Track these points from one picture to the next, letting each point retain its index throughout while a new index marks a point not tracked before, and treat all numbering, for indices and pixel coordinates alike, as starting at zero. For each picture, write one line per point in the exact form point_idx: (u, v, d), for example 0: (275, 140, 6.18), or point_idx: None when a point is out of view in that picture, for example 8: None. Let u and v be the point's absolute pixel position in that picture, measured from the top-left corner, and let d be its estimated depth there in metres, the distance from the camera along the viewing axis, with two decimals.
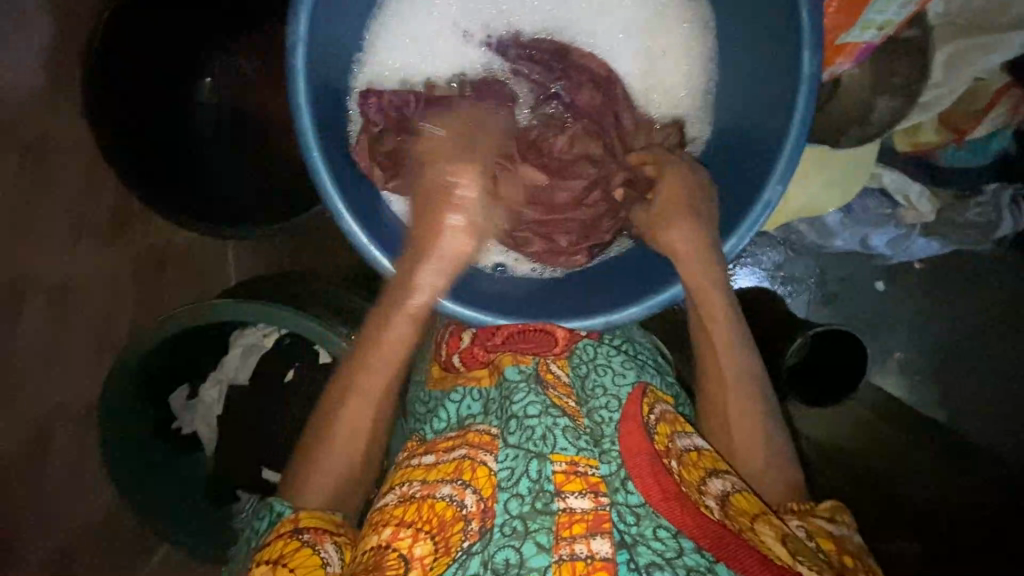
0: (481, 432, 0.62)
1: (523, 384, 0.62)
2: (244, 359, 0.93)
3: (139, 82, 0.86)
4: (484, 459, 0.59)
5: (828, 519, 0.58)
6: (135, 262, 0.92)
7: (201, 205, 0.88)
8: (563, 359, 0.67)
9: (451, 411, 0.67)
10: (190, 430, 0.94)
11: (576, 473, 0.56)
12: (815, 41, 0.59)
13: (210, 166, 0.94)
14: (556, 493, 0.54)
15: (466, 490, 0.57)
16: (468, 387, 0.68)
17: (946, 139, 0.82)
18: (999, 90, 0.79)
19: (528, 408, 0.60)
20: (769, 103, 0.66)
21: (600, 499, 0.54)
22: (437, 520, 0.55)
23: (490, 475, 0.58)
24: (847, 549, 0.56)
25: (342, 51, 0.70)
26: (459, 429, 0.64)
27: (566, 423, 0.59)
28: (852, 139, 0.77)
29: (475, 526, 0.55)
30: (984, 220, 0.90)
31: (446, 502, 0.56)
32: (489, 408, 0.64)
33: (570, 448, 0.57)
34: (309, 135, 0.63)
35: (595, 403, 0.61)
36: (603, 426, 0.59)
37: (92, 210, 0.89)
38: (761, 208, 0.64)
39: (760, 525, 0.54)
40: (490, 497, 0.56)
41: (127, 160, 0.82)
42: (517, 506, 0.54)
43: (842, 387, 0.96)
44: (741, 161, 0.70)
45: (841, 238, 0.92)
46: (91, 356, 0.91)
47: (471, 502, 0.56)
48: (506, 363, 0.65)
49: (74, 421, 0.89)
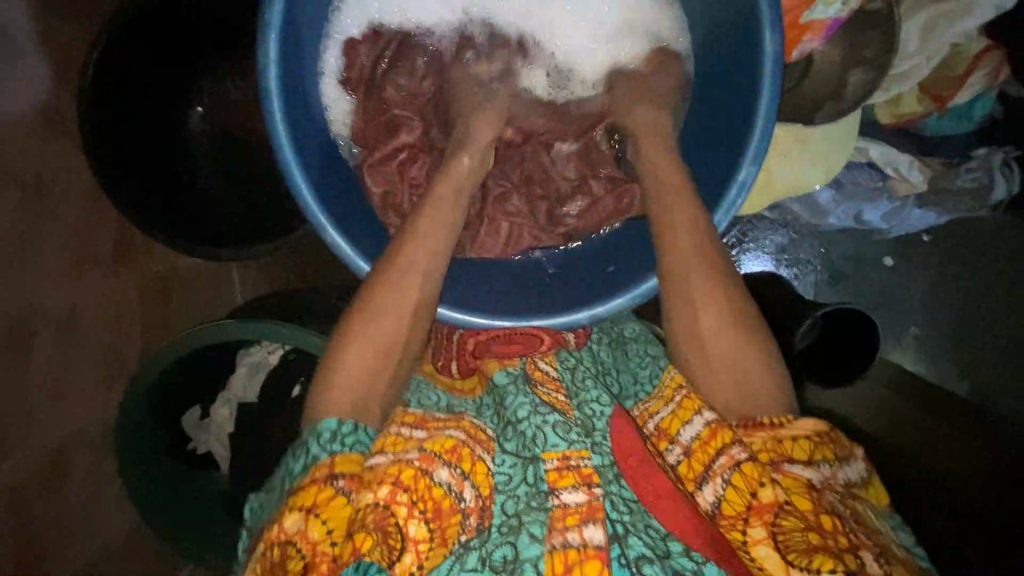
0: (476, 427, 0.64)
1: (512, 387, 0.64)
2: (251, 376, 0.95)
3: (138, 90, 0.88)
4: (481, 454, 0.61)
5: (807, 465, 0.56)
6: (140, 287, 0.97)
7: (203, 211, 0.95)
8: (551, 356, 0.69)
9: (436, 406, 0.67)
10: (206, 450, 0.96)
11: (569, 467, 0.56)
12: (774, 17, 0.60)
13: (210, 193, 0.97)
14: (550, 490, 0.56)
15: (465, 481, 0.59)
16: (461, 397, 0.69)
17: (929, 108, 0.81)
18: (980, 53, 0.78)
19: (518, 412, 0.61)
20: (733, 82, 0.67)
21: (594, 490, 0.55)
22: (433, 503, 0.56)
23: (486, 474, 0.60)
24: (824, 507, 0.53)
25: (307, 69, 0.71)
26: (450, 414, 0.65)
27: (557, 420, 0.59)
28: (827, 115, 0.76)
29: (472, 521, 0.58)
30: (978, 186, 0.85)
31: (444, 489, 0.57)
32: (482, 411, 0.66)
33: (562, 443, 0.58)
34: (289, 154, 0.65)
35: (587, 396, 0.63)
36: (595, 420, 0.61)
37: (96, 240, 0.92)
38: (737, 189, 0.65)
39: (752, 525, 0.53)
40: (488, 495, 0.59)
41: (136, 195, 0.87)
42: (513, 505, 0.57)
43: (860, 365, 0.95)
44: (729, 104, 0.68)
45: (835, 215, 0.91)
46: (105, 382, 0.94)
47: (469, 496, 0.58)
48: (493, 367, 0.67)
49: (92, 444, 0.92)
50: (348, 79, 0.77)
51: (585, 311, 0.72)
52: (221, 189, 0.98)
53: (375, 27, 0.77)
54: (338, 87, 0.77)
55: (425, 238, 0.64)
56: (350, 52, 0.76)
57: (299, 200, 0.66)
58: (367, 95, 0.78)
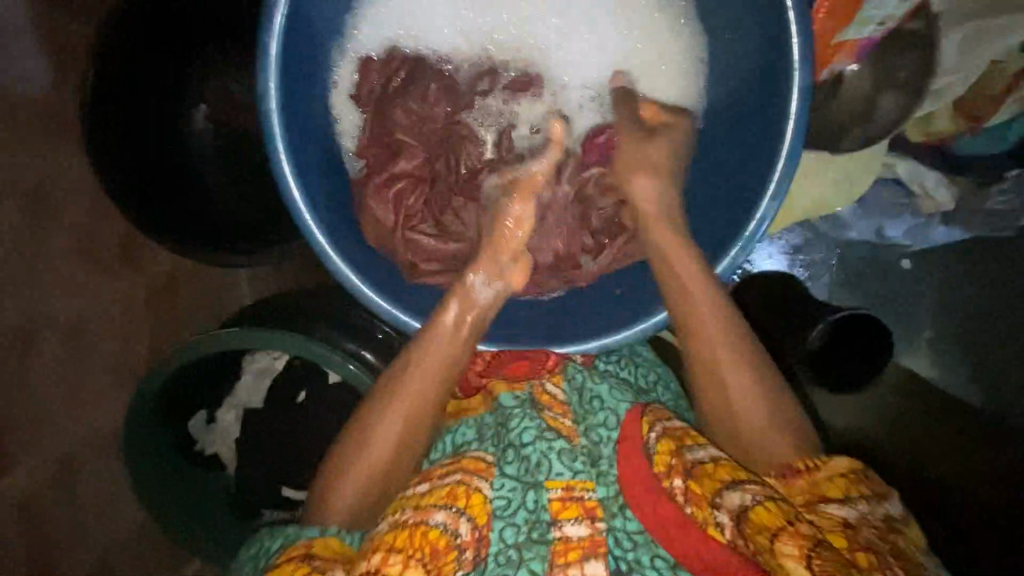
0: (476, 459, 0.63)
1: (518, 411, 0.65)
2: (258, 381, 0.95)
3: (140, 90, 0.86)
4: (479, 485, 0.60)
5: (842, 503, 0.52)
6: (149, 287, 0.97)
7: (207, 215, 0.94)
8: (558, 374, 0.69)
9: (447, 443, 0.69)
10: (212, 451, 0.96)
11: (572, 498, 0.58)
12: (807, 47, 0.59)
13: (211, 191, 0.95)
14: (552, 521, 0.57)
15: (461, 518, 0.57)
16: (468, 418, 0.70)
17: (961, 127, 0.76)
18: (1022, 71, 0.70)
19: (522, 436, 0.62)
20: (760, 106, 0.67)
21: (597, 525, 0.57)
22: (430, 547, 0.55)
23: (483, 502, 0.59)
24: (861, 544, 0.48)
25: (311, 80, 0.69)
26: (452, 457, 0.65)
27: (562, 447, 0.61)
28: (854, 139, 0.73)
29: (469, 556, 0.56)
30: (1007, 209, 0.82)
31: (439, 530, 0.55)
32: (484, 436, 0.66)
33: (566, 472, 0.59)
34: (291, 172, 0.63)
35: (593, 421, 0.64)
36: (600, 446, 0.62)
37: (102, 244, 0.91)
38: (759, 220, 0.64)
39: (782, 541, 0.48)
40: (484, 525, 0.57)
41: (130, 185, 0.85)
42: (512, 535, 0.57)
43: (869, 372, 0.91)
44: (754, 130, 0.67)
45: (855, 230, 0.89)
46: (114, 383, 0.94)
47: (465, 531, 0.56)
48: (500, 390, 0.68)
49: (102, 445, 0.93)
50: (354, 86, 0.74)
51: (594, 341, 0.70)
52: (220, 186, 0.96)
53: (389, 46, 0.75)
54: (343, 95, 0.74)
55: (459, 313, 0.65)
56: (361, 58, 0.74)
57: (300, 221, 0.64)
58: (376, 109, 0.75)
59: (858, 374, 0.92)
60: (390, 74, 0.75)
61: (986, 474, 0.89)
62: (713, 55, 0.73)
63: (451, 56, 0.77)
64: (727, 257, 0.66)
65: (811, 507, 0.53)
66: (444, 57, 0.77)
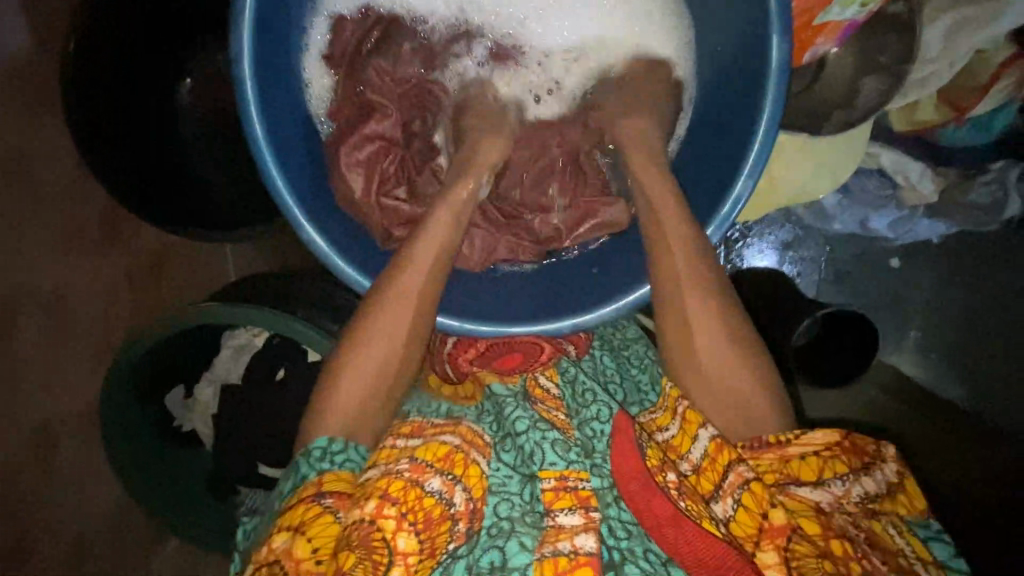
0: (473, 430, 0.64)
1: (511, 400, 0.66)
2: (236, 357, 0.95)
3: (123, 60, 0.84)
4: (475, 457, 0.62)
5: (814, 483, 0.59)
6: (128, 263, 0.95)
7: (190, 189, 0.93)
8: (551, 368, 0.70)
9: (440, 407, 0.67)
10: (191, 427, 0.97)
11: (566, 489, 0.59)
12: (785, 26, 0.60)
13: (207, 189, 0.94)
14: (546, 511, 0.59)
15: (455, 486, 0.60)
16: (461, 404, 0.68)
17: (946, 117, 0.76)
18: (1004, 61, 0.73)
19: (517, 425, 0.63)
20: (736, 86, 0.67)
21: (591, 514, 0.58)
22: (424, 513, 0.58)
23: (480, 478, 0.61)
24: (833, 527, 0.56)
25: (284, 44, 0.68)
26: (447, 419, 0.65)
27: (556, 438, 0.62)
28: (835, 124, 0.73)
29: (461, 527, 0.59)
30: (990, 201, 0.82)
31: (434, 498, 0.58)
32: (482, 417, 0.66)
33: (559, 463, 0.60)
34: (267, 142, 0.63)
35: (587, 415, 0.65)
36: (594, 441, 0.63)
37: (81, 215, 0.90)
38: (732, 202, 0.65)
39: (764, 548, 0.56)
40: (479, 498, 0.61)
41: (130, 185, 0.85)
42: (507, 509, 0.60)
43: (854, 368, 0.93)
44: (730, 109, 0.68)
45: (840, 222, 0.89)
46: (90, 361, 0.93)
47: (459, 501, 0.59)
48: (491, 379, 0.69)
49: (76, 420, 0.92)
50: (330, 48, 0.74)
51: (569, 319, 0.71)
52: (221, 186, 0.95)
53: (364, 4, 0.74)
54: (317, 57, 0.74)
55: (437, 241, 0.65)
56: (336, 19, 0.73)
57: (273, 189, 0.64)
58: (348, 70, 0.74)
59: (841, 367, 0.94)
60: (366, 40, 0.74)
61: (979, 476, 0.94)
62: (697, 46, 0.74)
63: (428, 14, 0.75)
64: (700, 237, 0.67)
65: (773, 485, 0.59)
66: (420, 16, 0.75)
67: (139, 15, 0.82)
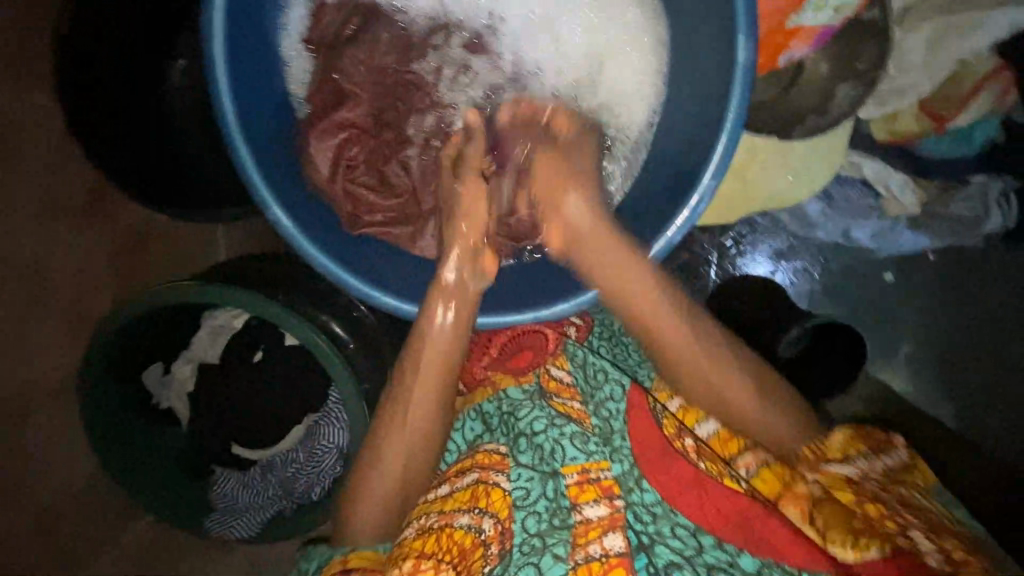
0: (490, 452, 0.66)
1: (528, 402, 0.67)
2: (213, 338, 0.96)
3: (116, 45, 0.86)
4: (496, 480, 0.64)
5: (845, 462, 0.63)
6: (115, 239, 0.98)
7: (182, 178, 0.93)
8: (561, 357, 0.72)
9: (458, 441, 0.73)
10: (168, 405, 0.98)
11: (589, 481, 0.60)
12: (750, 28, 0.60)
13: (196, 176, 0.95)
14: (572, 506, 0.59)
15: (483, 517, 0.62)
16: (471, 408, 0.74)
17: (926, 126, 0.77)
18: (985, 74, 0.74)
19: (534, 425, 0.64)
20: (705, 87, 0.67)
21: (616, 503, 0.59)
22: (457, 549, 0.61)
23: (504, 497, 0.62)
24: (867, 494, 0.60)
25: (260, 26, 0.69)
26: (470, 451, 0.69)
27: (574, 431, 0.62)
28: (806, 129, 0.75)
29: (494, 549, 0.60)
30: (970, 216, 0.82)
31: (464, 530, 0.61)
32: (493, 427, 0.69)
33: (580, 456, 0.61)
34: (235, 120, 0.64)
35: (602, 396, 0.65)
36: (611, 422, 0.63)
37: (68, 190, 0.91)
38: (696, 201, 0.64)
39: (786, 505, 0.60)
40: (506, 518, 0.61)
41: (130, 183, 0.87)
42: (534, 522, 0.59)
43: (841, 379, 0.94)
44: (696, 110, 0.68)
45: (822, 229, 0.88)
46: (70, 338, 0.94)
47: (488, 527, 0.61)
48: (509, 384, 0.71)
49: (52, 394, 0.92)
50: (305, 34, 0.75)
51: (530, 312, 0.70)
52: (222, 183, 0.95)
53: None
54: (291, 41, 0.74)
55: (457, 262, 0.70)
56: (315, 4, 0.74)
57: (240, 168, 0.64)
58: (326, 54, 0.75)
59: (824, 377, 0.94)
60: (344, 27, 0.75)
61: None
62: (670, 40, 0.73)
63: (407, 5, 0.76)
64: (662, 237, 0.67)
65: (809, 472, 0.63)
66: (399, 5, 0.77)
67: (139, 16, 0.86)
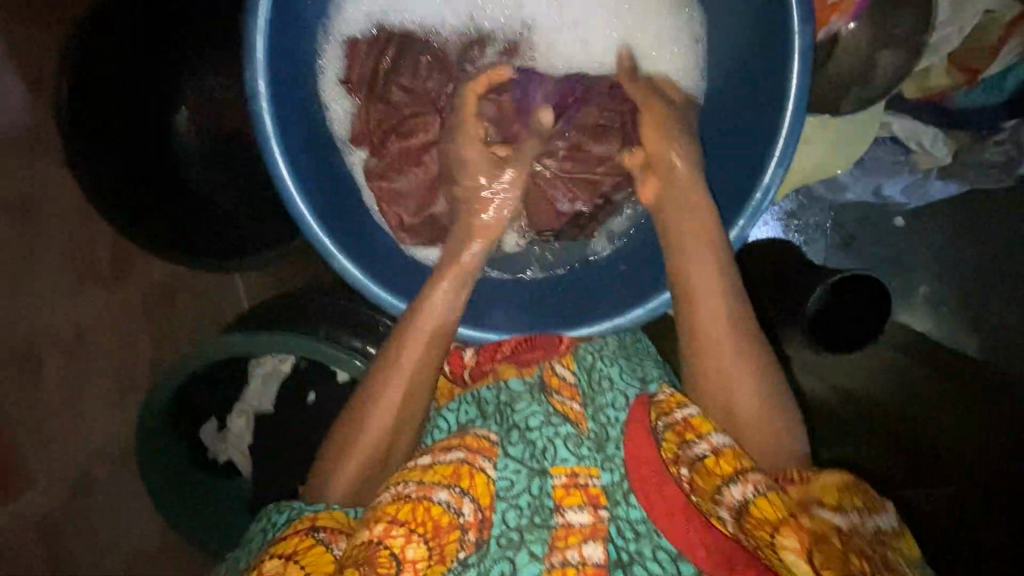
0: (479, 437, 0.65)
1: (527, 394, 0.67)
2: (265, 386, 0.94)
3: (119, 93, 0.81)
4: (482, 465, 0.62)
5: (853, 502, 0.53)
6: (145, 295, 0.95)
7: (195, 209, 0.91)
8: (568, 356, 0.71)
9: (450, 421, 0.70)
10: (226, 458, 0.96)
11: (576, 485, 0.60)
12: (805, 14, 0.59)
13: (211, 195, 0.92)
14: (555, 508, 0.59)
15: (463, 498, 0.59)
16: (465, 395, 0.72)
17: (958, 82, 0.77)
18: (1014, 20, 0.73)
19: (530, 420, 0.65)
20: (758, 78, 0.66)
21: (600, 512, 0.59)
22: (432, 524, 0.57)
23: (488, 483, 0.61)
24: (856, 544, 0.50)
25: (299, 74, 0.68)
26: (455, 432, 0.67)
27: (569, 433, 0.63)
28: (854, 100, 0.75)
29: (472, 536, 0.59)
30: (1005, 159, 0.82)
31: (442, 507, 0.58)
32: (488, 413, 0.68)
33: (571, 458, 0.61)
34: (289, 176, 0.63)
35: (602, 402, 0.67)
36: (608, 429, 0.64)
37: (92, 255, 0.88)
38: (762, 194, 0.63)
39: (785, 534, 0.52)
40: (488, 506, 0.60)
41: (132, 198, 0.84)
42: (514, 517, 0.59)
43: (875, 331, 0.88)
44: (751, 102, 0.67)
45: (852, 191, 0.90)
46: (119, 403, 0.93)
47: (468, 511, 0.59)
48: (510, 374, 0.69)
49: (111, 459, 0.93)
50: (342, 74, 0.73)
51: (608, 321, 0.71)
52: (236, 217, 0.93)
53: (377, 20, 0.73)
54: (329, 83, 0.73)
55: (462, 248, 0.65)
56: (348, 43, 0.73)
57: (297, 219, 0.64)
58: (366, 91, 0.74)
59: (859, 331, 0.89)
60: (376, 58, 0.74)
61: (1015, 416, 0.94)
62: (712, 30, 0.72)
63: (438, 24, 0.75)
64: (733, 229, 0.65)
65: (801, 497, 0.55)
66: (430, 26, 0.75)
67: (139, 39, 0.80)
